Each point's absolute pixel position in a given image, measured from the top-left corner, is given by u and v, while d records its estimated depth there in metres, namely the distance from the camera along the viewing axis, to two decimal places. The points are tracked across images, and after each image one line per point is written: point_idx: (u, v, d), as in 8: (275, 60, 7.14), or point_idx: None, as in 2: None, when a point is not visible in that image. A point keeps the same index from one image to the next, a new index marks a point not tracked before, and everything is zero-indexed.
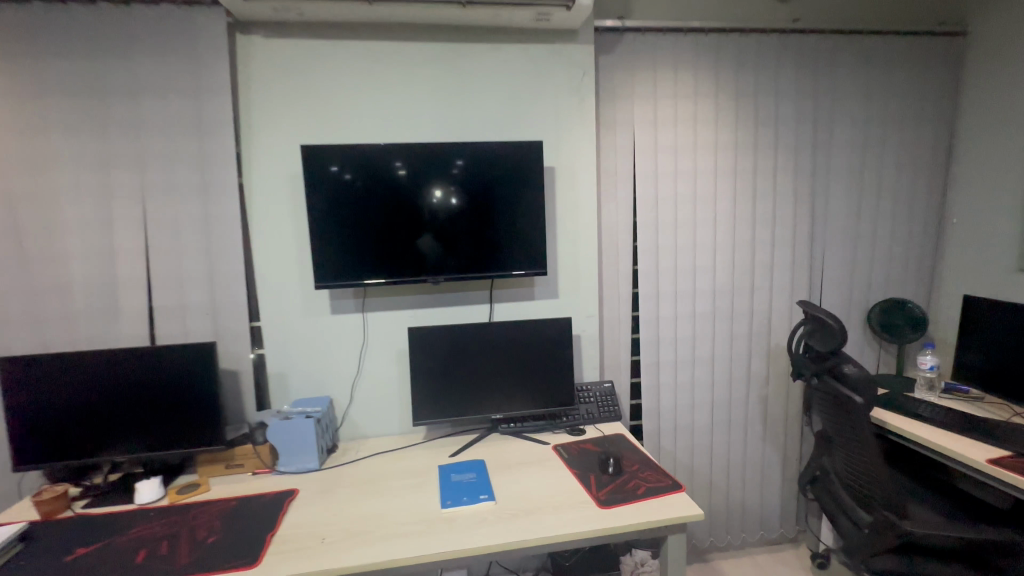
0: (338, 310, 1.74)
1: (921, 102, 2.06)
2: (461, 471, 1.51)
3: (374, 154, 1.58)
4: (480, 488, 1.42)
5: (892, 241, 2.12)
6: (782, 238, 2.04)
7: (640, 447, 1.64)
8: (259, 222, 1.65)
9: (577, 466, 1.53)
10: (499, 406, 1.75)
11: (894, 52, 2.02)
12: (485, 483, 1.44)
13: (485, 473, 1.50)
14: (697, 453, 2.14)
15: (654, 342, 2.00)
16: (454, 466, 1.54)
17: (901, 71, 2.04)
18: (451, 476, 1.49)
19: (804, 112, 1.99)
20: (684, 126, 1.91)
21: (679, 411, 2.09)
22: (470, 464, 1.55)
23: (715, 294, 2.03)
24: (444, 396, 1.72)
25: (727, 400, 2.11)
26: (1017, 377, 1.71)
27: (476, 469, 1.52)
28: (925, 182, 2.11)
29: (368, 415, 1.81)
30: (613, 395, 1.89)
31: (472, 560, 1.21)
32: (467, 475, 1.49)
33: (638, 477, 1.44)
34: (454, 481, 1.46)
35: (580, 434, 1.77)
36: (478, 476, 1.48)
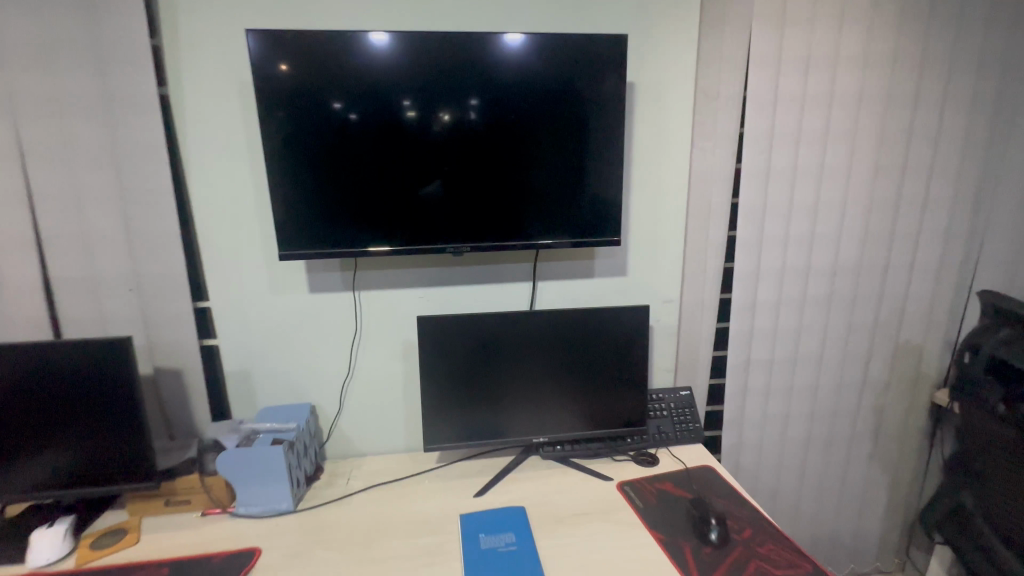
0: (319, 288, 1.24)
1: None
2: (494, 531, 1.05)
3: (364, 53, 1.04)
4: (524, 567, 0.96)
5: None
6: (937, 198, 1.46)
7: (745, 494, 1.17)
8: (201, 158, 1.13)
9: (660, 526, 1.06)
10: (541, 423, 1.28)
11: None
12: (530, 556, 0.98)
13: (529, 536, 1.04)
14: (785, 474, 1.67)
15: (746, 337, 1.49)
16: (484, 521, 1.08)
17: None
18: (480, 539, 1.03)
19: (1000, 9, 1.35)
20: (824, 26, 1.29)
21: (768, 424, 1.60)
22: (506, 518, 1.09)
23: (835, 274, 1.48)
24: (467, 410, 1.24)
25: (832, 411, 1.62)
26: None
27: (516, 528, 1.06)
28: None
29: (365, 428, 1.35)
30: (693, 409, 1.40)
31: None
32: (504, 539, 1.03)
33: (758, 557, 0.97)
34: (484, 550, 1.00)
35: (651, 464, 1.29)
36: (520, 542, 1.02)
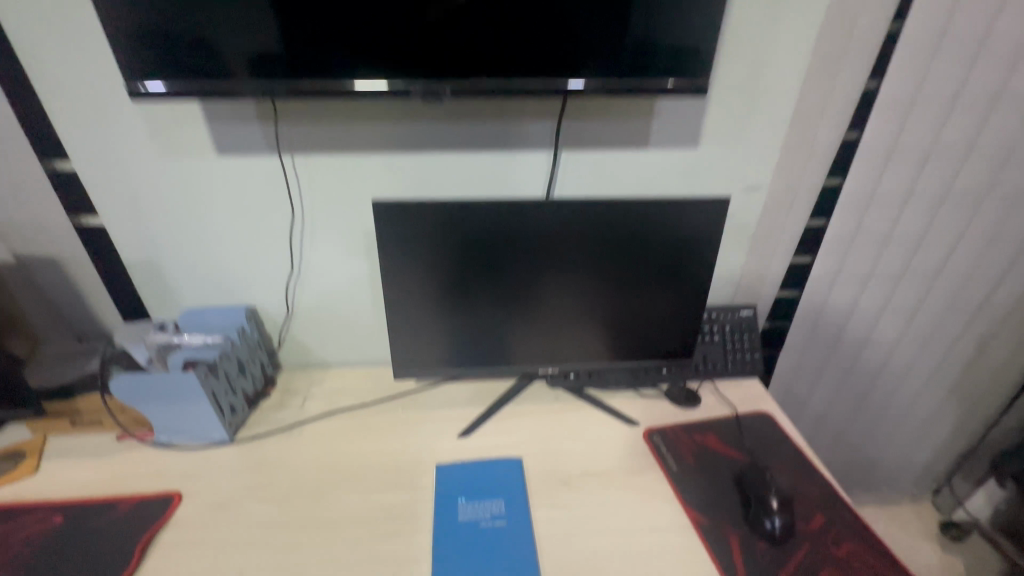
0: (233, 148, 0.83)
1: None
2: (478, 497, 0.80)
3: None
4: (512, 556, 0.72)
5: None
6: None
7: (816, 461, 0.87)
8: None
9: (699, 503, 0.80)
10: (553, 348, 0.96)
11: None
12: (522, 539, 0.74)
13: (522, 507, 0.79)
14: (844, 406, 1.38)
15: (847, 243, 1.07)
16: (467, 481, 0.83)
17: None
18: (458, 508, 0.78)
19: None
20: None
21: (841, 351, 1.26)
22: (496, 478, 0.83)
23: (1011, 156, 0.98)
24: (452, 329, 0.93)
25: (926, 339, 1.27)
26: None
27: (508, 495, 0.80)
28: None
29: (326, 336, 1.06)
30: (755, 335, 1.05)
31: None
32: (490, 510, 0.78)
33: (833, 564, 0.71)
34: (462, 526, 0.76)
35: (690, 403, 1.00)
36: (510, 516, 0.77)
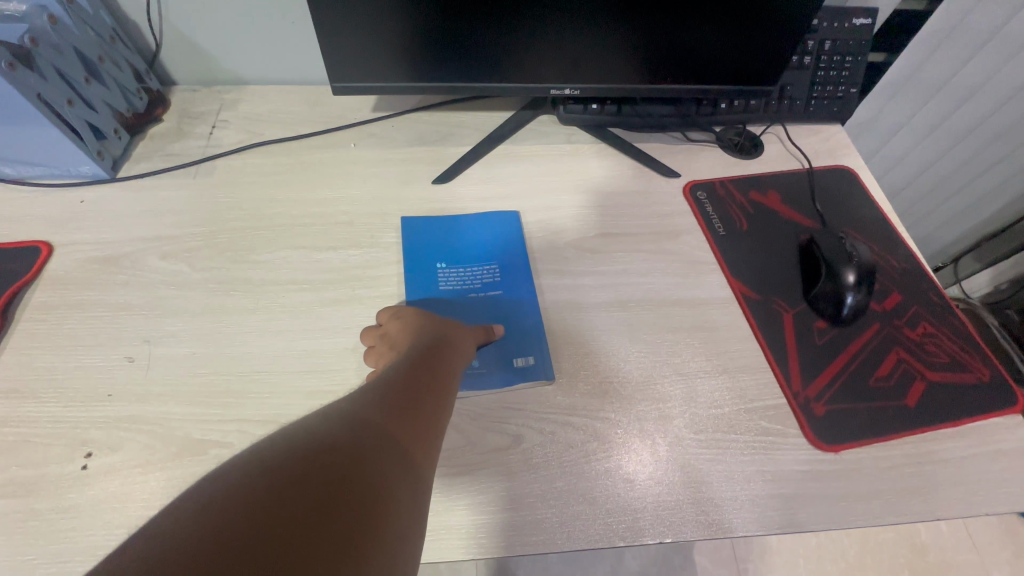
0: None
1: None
2: (465, 261, 0.60)
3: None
4: (513, 330, 0.56)
5: None
6: None
7: (902, 230, 0.67)
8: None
9: (749, 275, 0.62)
10: (573, 56, 0.64)
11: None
12: (524, 310, 0.57)
13: (523, 272, 0.60)
14: (913, 188, 1.13)
15: None
16: (447, 242, 0.61)
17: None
18: (437, 275, 0.59)
19: None
20: None
21: (948, 105, 0.95)
22: (488, 237, 0.62)
23: None
24: (417, 11, 0.58)
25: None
26: None
27: (505, 259, 0.61)
28: None
29: (231, 29, 0.70)
30: (861, 56, 0.73)
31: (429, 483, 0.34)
32: (480, 277, 0.59)
33: (906, 347, 0.57)
34: (444, 295, 0.57)
35: (750, 151, 0.74)
36: (507, 284, 0.59)
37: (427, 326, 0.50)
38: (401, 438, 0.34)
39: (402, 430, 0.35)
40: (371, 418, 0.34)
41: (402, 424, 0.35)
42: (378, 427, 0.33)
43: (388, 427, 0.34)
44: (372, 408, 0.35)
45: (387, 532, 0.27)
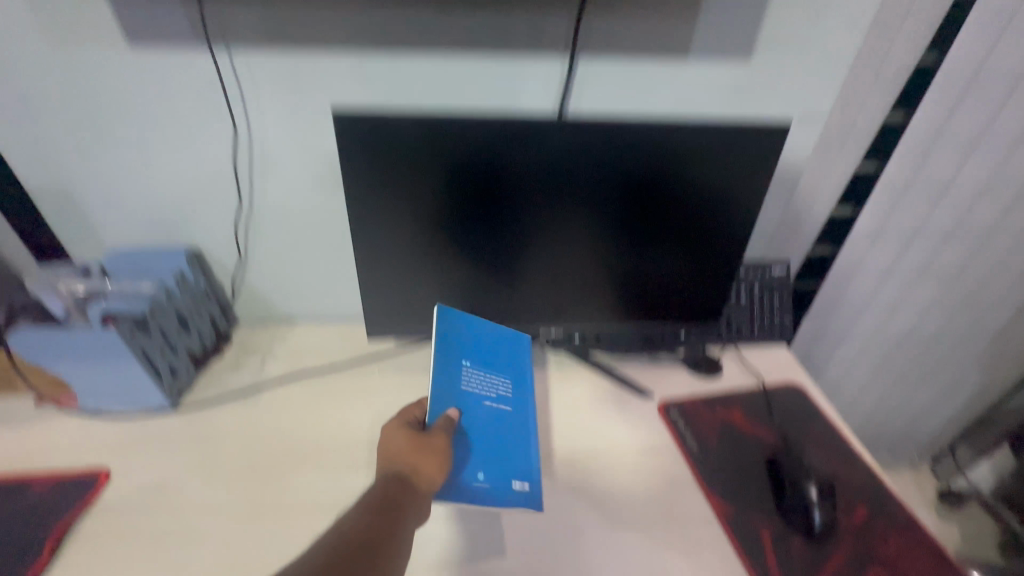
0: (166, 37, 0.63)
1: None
2: (485, 370, 0.72)
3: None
4: (513, 458, 0.67)
5: None
6: None
7: (856, 441, 0.76)
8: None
9: (726, 492, 0.68)
10: (556, 308, 0.82)
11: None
12: (528, 424, 0.73)
13: (526, 395, 0.75)
14: (877, 389, 1.23)
15: (898, 191, 0.93)
16: (470, 346, 0.72)
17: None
18: (463, 374, 0.69)
19: None
20: None
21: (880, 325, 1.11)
22: (504, 353, 0.77)
23: None
24: (438, 283, 0.77)
25: (990, 310, 1.07)
26: None
27: (517, 371, 0.77)
28: None
29: (290, 287, 0.90)
30: (785, 293, 0.92)
31: None
32: (495, 389, 0.72)
33: (882, 565, 0.61)
34: (460, 391, 0.67)
35: (712, 371, 0.87)
36: (516, 399, 0.74)
37: (405, 451, 0.58)
38: None
39: None
40: None
41: None
42: None
43: None
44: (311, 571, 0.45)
45: None
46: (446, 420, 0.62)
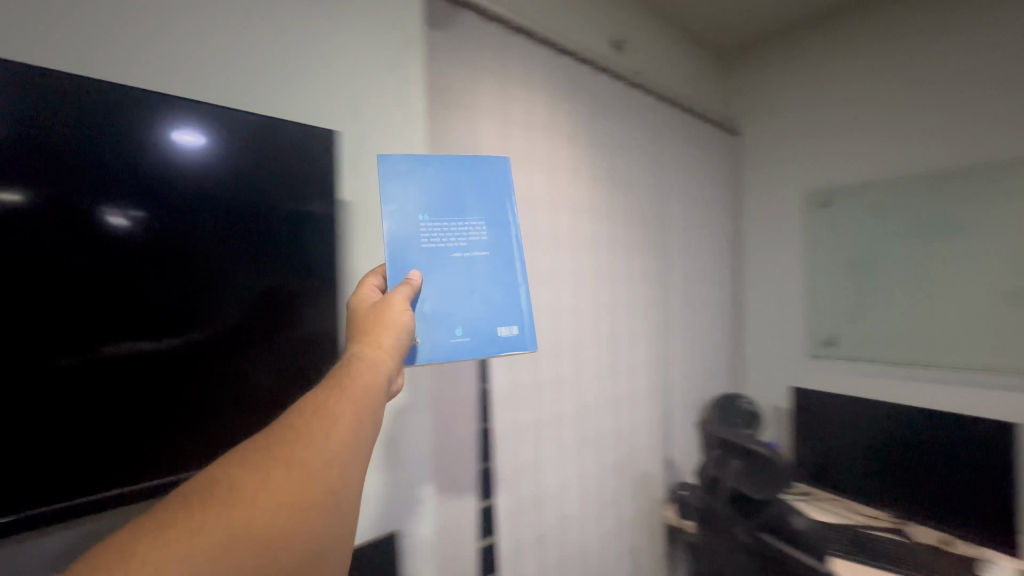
0: None
1: (958, 96, 1.64)
2: (448, 218, 0.76)
3: None
4: (500, 278, 0.77)
5: (709, 329, 2.02)
6: (639, 333, 1.60)
7: None
8: None
9: None
10: None
11: (910, 15, 1.74)
12: (501, 236, 0.79)
13: (502, 220, 0.79)
14: None
15: (511, 513, 1.16)
16: (453, 169, 0.78)
17: (848, 89, 1.91)
18: (424, 224, 0.74)
19: (650, 183, 1.69)
20: (540, 173, 1.29)
21: None
22: (469, 183, 0.79)
23: (584, 415, 1.37)
24: None
25: (599, 559, 1.42)
26: (894, 485, 1.50)
27: (480, 190, 0.79)
28: (721, 269, 2.12)
29: None
30: None
31: (332, 460, 0.47)
32: (464, 237, 0.77)
33: None
34: (423, 248, 0.74)
35: None
36: (491, 246, 0.78)
37: (356, 335, 0.64)
38: (271, 471, 0.44)
39: (270, 469, 0.44)
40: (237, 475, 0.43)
41: (272, 461, 0.45)
42: (243, 480, 0.43)
43: (255, 476, 0.43)
44: (245, 464, 0.44)
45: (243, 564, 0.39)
46: (407, 280, 0.70)
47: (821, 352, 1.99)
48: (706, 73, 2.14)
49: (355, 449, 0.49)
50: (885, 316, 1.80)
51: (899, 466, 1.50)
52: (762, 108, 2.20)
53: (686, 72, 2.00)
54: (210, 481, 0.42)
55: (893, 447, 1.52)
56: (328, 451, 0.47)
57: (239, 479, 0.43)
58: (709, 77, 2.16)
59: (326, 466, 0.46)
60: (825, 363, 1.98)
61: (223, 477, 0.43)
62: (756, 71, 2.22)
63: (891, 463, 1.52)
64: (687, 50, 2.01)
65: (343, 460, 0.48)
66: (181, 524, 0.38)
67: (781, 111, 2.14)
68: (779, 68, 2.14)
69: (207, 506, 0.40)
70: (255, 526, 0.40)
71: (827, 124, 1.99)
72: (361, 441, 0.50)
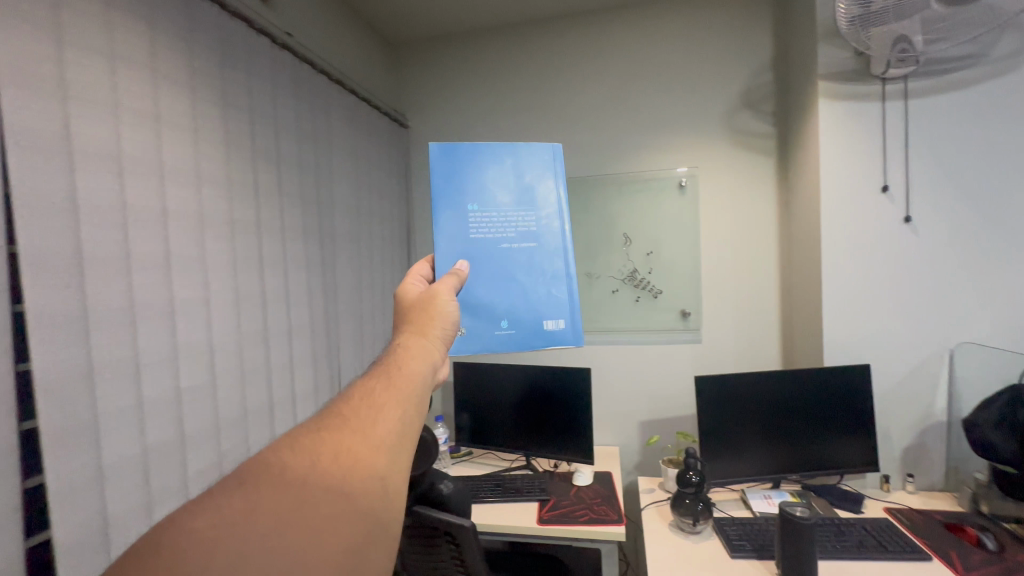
0: None
1: (554, 127, 2.17)
2: (502, 212, 0.89)
3: None
4: (547, 271, 0.89)
5: (366, 319, 2.05)
6: (276, 324, 1.47)
7: None
8: None
9: None
10: None
11: (527, 54, 2.19)
12: (547, 229, 0.90)
13: (555, 214, 0.90)
14: None
15: None
16: (514, 164, 0.90)
17: (485, 101, 2.25)
18: (474, 220, 0.87)
19: (293, 159, 1.56)
20: (119, 115, 0.98)
21: None
22: (519, 177, 0.90)
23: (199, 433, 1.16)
24: None
25: None
26: (519, 430, 1.88)
27: (532, 182, 0.90)
28: (383, 255, 2.18)
29: None
30: None
31: (384, 454, 0.55)
32: (509, 231, 0.89)
33: None
34: (478, 242, 0.87)
35: None
36: (539, 239, 0.89)
37: (406, 325, 0.76)
38: (322, 463, 0.52)
39: (319, 460, 0.52)
40: (294, 465, 0.51)
41: (322, 453, 0.52)
42: (297, 471, 0.50)
43: (309, 466, 0.51)
44: (302, 453, 0.52)
45: (291, 551, 0.45)
46: (455, 272, 0.84)
47: None
48: (368, 55, 2.12)
49: (399, 447, 0.57)
50: None
51: (522, 414, 1.88)
52: (420, 102, 2.35)
53: (345, 48, 1.93)
54: (275, 466, 0.51)
55: (517, 399, 1.89)
56: (376, 449, 0.55)
57: (296, 468, 0.51)
58: (372, 60, 2.15)
59: (374, 463, 0.53)
60: None
61: (286, 464, 0.51)
62: (413, 66, 2.35)
63: (517, 413, 1.88)
64: (347, 25, 1.94)
65: (388, 458, 0.55)
66: (249, 510, 0.47)
67: (435, 108, 2.33)
68: (431, 68, 2.32)
69: (273, 491, 0.48)
70: (310, 514, 0.48)
71: (468, 127, 2.29)
72: (404, 438, 0.58)
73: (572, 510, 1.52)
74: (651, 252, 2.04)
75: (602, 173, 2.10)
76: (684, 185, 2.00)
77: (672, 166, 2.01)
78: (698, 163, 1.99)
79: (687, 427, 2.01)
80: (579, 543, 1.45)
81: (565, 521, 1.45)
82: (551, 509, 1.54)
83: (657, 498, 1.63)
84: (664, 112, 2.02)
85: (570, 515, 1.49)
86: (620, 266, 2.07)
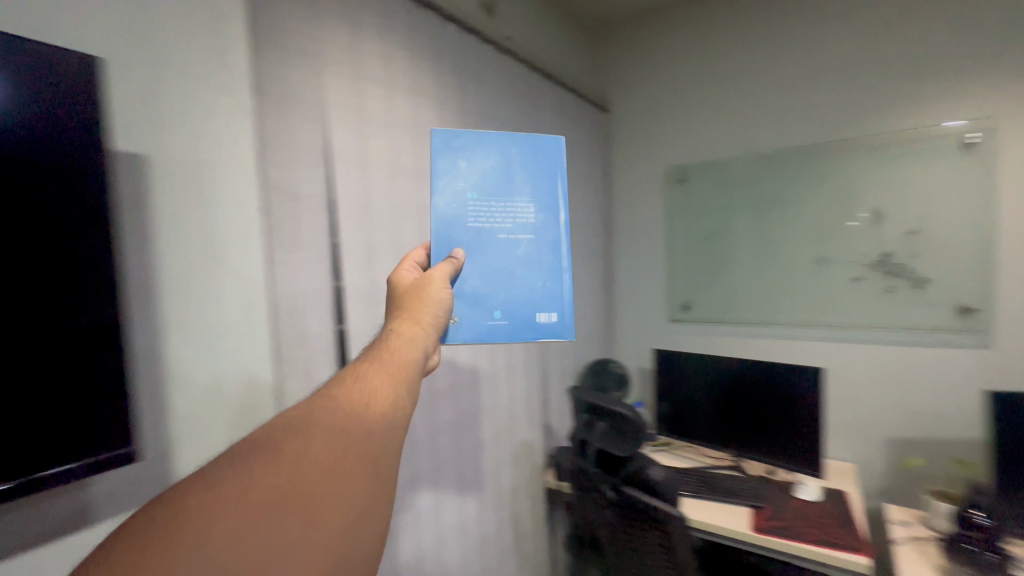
0: None
1: (779, 90, 1.90)
2: (499, 200, 0.86)
3: None
4: (542, 263, 0.87)
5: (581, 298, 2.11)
6: None
7: None
8: None
9: None
10: None
11: (744, 14, 1.96)
12: (545, 222, 0.88)
13: (549, 208, 0.89)
14: None
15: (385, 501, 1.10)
16: (521, 155, 0.88)
17: (694, 74, 2.11)
18: (473, 208, 0.85)
19: None
20: (394, 134, 1.22)
21: None
22: (518, 166, 0.88)
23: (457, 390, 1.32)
24: None
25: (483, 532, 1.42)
26: (728, 428, 1.74)
27: (534, 173, 0.88)
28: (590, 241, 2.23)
29: None
30: None
31: (372, 441, 0.54)
32: (506, 220, 0.86)
33: None
34: (474, 230, 0.85)
35: None
36: (535, 231, 0.87)
37: (399, 313, 0.75)
38: (316, 448, 0.51)
39: (316, 445, 0.51)
40: (283, 449, 0.50)
41: (314, 441, 0.51)
42: (286, 456, 0.50)
43: (302, 452, 0.50)
44: (290, 439, 0.51)
45: (291, 533, 0.45)
46: (451, 259, 0.82)
47: (677, 315, 2.19)
48: (574, 47, 2.18)
49: (387, 437, 0.56)
50: (729, 280, 2.03)
51: (733, 411, 1.73)
52: (624, 85, 2.32)
53: (555, 44, 2.02)
54: (261, 449, 0.50)
55: (727, 395, 1.75)
56: (356, 438, 0.53)
57: (285, 453, 0.50)
58: (578, 51, 2.21)
59: (364, 450, 0.53)
60: (679, 325, 2.19)
61: (267, 445, 0.51)
62: (619, 49, 2.32)
63: (727, 410, 1.74)
64: (556, 21, 2.03)
65: (374, 446, 0.54)
66: (227, 494, 0.45)
67: (640, 89, 2.27)
68: (637, 48, 2.26)
69: (260, 474, 0.47)
70: (299, 497, 0.47)
71: (677, 103, 2.17)
72: (392, 428, 0.57)
73: (796, 525, 1.35)
74: (914, 231, 1.63)
75: (840, 137, 1.77)
76: (970, 142, 1.53)
77: (944, 119, 1.58)
78: (987, 111, 1.52)
79: (966, 455, 1.57)
80: (805, 564, 1.28)
81: (785, 535, 1.30)
82: (768, 518, 1.40)
83: (917, 534, 1.33)
84: (939, 51, 1.58)
85: (793, 529, 1.33)
86: (866, 250, 1.72)
